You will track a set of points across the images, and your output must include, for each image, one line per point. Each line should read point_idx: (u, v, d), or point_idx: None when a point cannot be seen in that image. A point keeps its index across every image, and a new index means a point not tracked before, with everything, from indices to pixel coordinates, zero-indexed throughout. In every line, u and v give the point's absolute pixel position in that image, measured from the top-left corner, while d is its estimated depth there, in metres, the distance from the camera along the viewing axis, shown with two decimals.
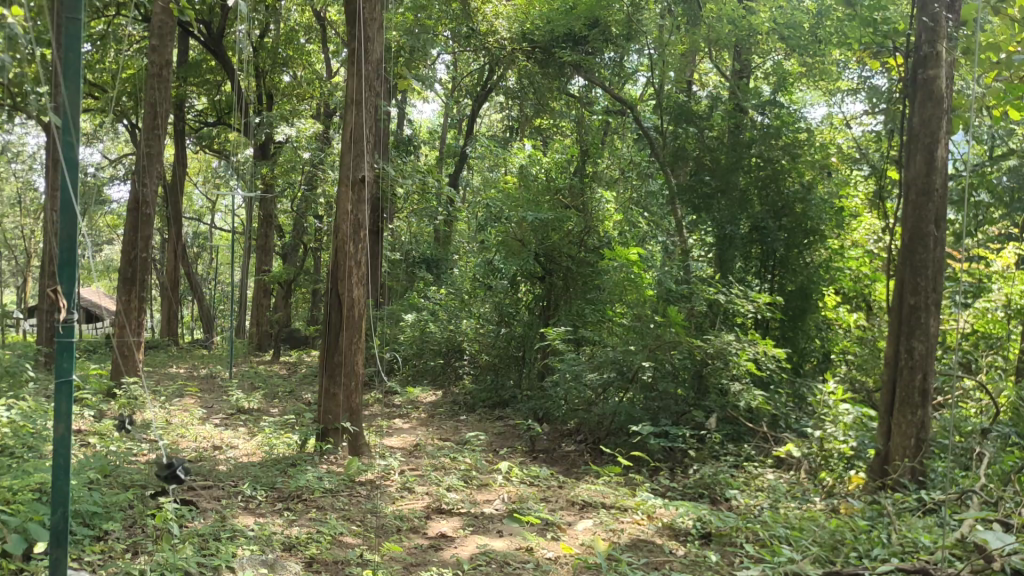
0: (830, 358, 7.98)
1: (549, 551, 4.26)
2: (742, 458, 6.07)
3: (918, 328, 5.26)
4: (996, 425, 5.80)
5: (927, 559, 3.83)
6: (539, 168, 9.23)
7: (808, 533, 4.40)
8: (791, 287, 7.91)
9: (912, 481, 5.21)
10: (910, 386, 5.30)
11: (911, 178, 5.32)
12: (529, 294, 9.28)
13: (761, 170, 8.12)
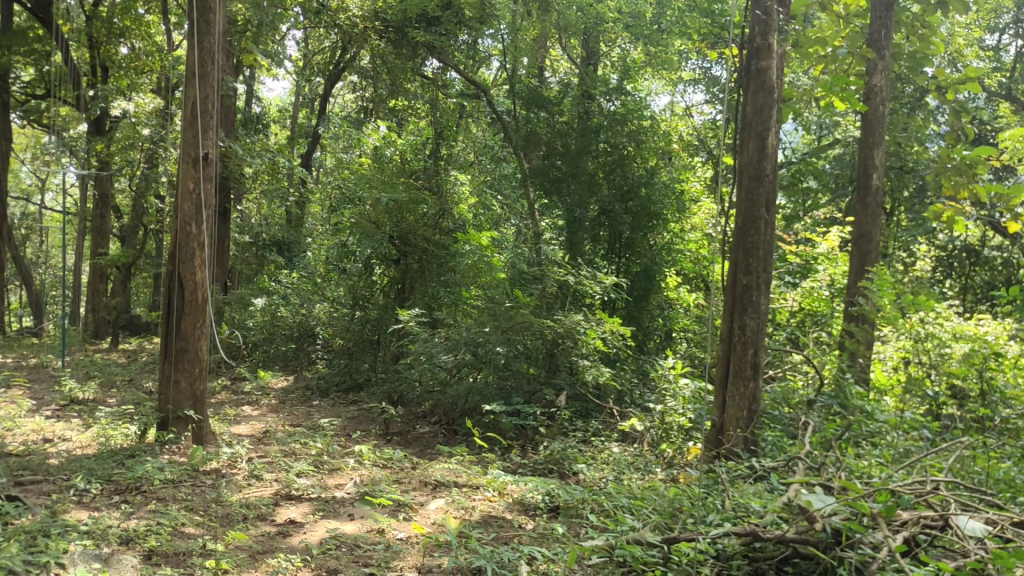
0: (672, 335, 8.35)
1: (400, 532, 4.27)
2: (589, 434, 6.31)
3: (749, 306, 5.60)
4: (821, 395, 6.26)
5: (756, 522, 4.09)
6: (393, 150, 9.13)
7: (649, 502, 4.61)
8: (636, 268, 8.26)
9: (745, 450, 5.54)
10: (743, 360, 5.63)
11: (744, 164, 5.65)
12: (384, 277, 9.19)
13: (608, 155, 8.34)
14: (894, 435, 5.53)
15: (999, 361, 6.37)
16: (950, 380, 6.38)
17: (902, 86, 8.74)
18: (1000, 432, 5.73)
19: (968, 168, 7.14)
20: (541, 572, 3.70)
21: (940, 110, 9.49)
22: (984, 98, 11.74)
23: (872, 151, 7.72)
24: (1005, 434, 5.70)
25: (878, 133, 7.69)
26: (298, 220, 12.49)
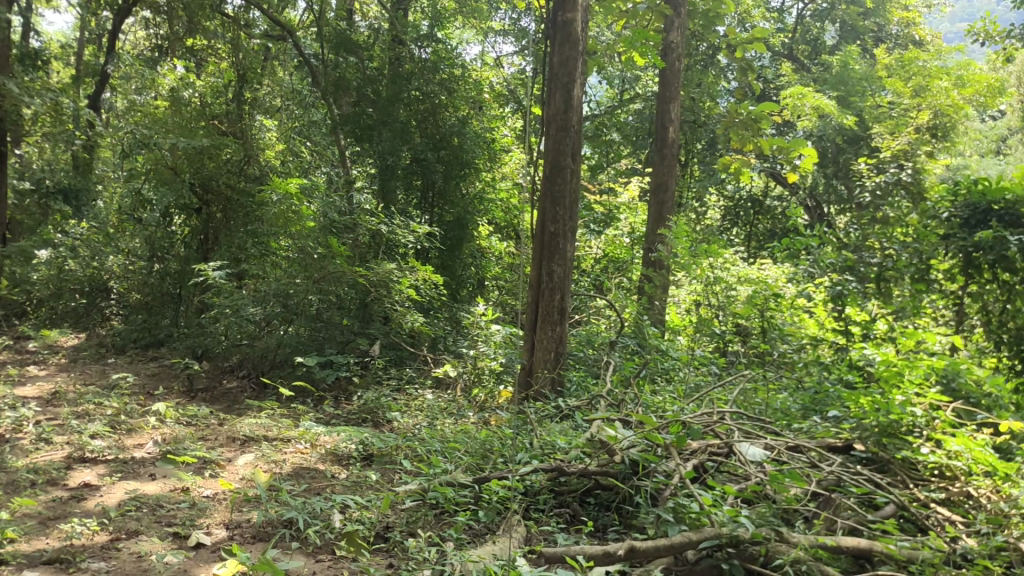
0: (484, 283, 8.79)
1: (206, 489, 4.15)
2: (403, 382, 6.35)
3: (557, 254, 5.80)
4: (621, 337, 6.61)
5: (562, 458, 4.30)
6: (192, 91, 8.58)
7: (462, 445, 4.72)
8: (449, 218, 8.36)
9: (552, 390, 5.77)
10: (550, 305, 5.85)
11: (551, 115, 5.79)
12: (185, 227, 8.77)
13: (420, 103, 8.32)
14: (686, 370, 6.02)
15: (778, 301, 6.85)
16: (735, 319, 7.00)
17: (697, 43, 9.21)
18: (778, 365, 6.30)
19: (752, 122, 7.66)
20: (354, 519, 3.71)
21: (730, 67, 10.10)
22: (769, 57, 12.57)
23: (669, 104, 8.12)
24: (782, 366, 6.25)
25: (673, 88, 8.10)
26: (86, 166, 11.59)
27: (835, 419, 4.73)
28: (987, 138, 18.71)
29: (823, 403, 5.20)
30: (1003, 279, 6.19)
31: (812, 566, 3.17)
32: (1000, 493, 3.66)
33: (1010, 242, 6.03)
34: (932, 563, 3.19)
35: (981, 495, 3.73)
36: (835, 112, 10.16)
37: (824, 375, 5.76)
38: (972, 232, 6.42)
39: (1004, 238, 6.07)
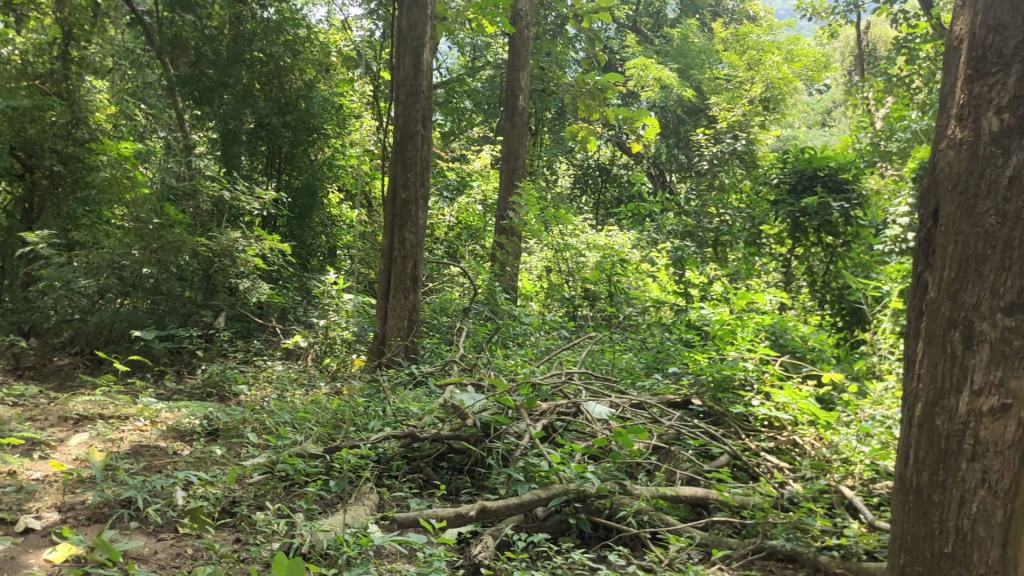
0: (334, 252, 8.70)
1: (35, 472, 3.89)
2: (251, 354, 6.18)
3: (409, 221, 5.77)
4: (475, 303, 6.66)
5: (415, 424, 4.30)
6: (10, 48, 7.64)
7: (312, 415, 4.62)
8: (297, 184, 8.20)
9: (406, 358, 5.75)
10: (403, 273, 5.82)
11: (400, 79, 5.71)
12: (6, 195, 7.86)
13: (263, 65, 7.93)
14: (537, 335, 6.18)
15: (625, 266, 7.21)
16: (585, 285, 7.14)
17: (546, 12, 9.33)
18: (624, 327, 6.59)
19: (598, 92, 7.82)
20: (199, 496, 3.57)
21: (578, 37, 10.28)
22: (614, 28, 12.82)
23: (518, 73, 8.17)
24: (628, 328, 6.55)
25: (524, 56, 8.16)
26: None
27: (674, 375, 4.95)
28: (812, 110, 19.94)
29: (665, 361, 5.45)
30: (826, 242, 6.69)
31: (653, 515, 3.44)
32: (822, 440, 3.99)
33: (833, 208, 6.49)
34: (763, 507, 3.42)
35: (805, 442, 4.04)
36: (677, 84, 10.56)
37: (666, 335, 6.07)
38: (799, 197, 6.87)
39: (828, 204, 6.54)
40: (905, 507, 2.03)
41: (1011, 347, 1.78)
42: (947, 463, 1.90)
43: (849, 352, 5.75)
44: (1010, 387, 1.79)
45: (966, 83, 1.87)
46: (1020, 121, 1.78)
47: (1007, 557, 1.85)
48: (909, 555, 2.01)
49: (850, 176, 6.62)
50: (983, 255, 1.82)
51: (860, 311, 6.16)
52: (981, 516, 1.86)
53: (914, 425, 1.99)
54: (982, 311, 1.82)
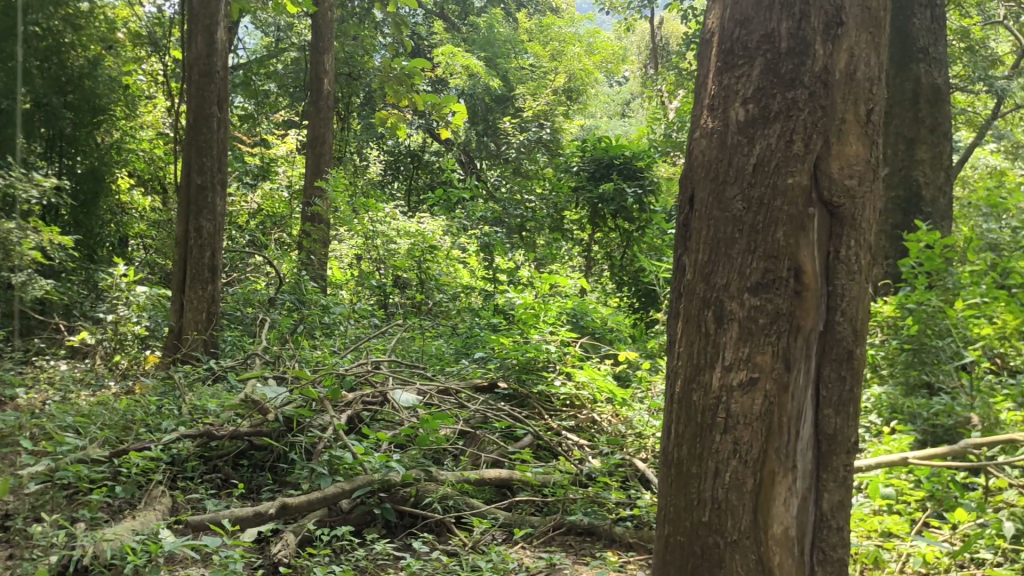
0: (127, 243, 8.22)
1: None
2: (30, 354, 5.67)
3: (205, 208, 5.49)
4: (280, 292, 6.46)
5: (212, 422, 4.08)
6: None
7: (96, 418, 4.25)
8: (81, 170, 7.56)
9: (205, 352, 5.47)
10: (200, 263, 5.52)
11: (192, 59, 5.39)
12: None
13: (41, 40, 7.17)
14: (346, 325, 6.08)
15: (435, 253, 7.16)
16: (395, 272, 7.03)
17: None
18: (435, 313, 6.62)
19: (406, 77, 7.65)
20: None
21: (385, 22, 10.13)
22: (421, 13, 12.74)
23: (322, 56, 7.95)
24: (439, 314, 6.59)
25: (327, 38, 7.94)
26: None
27: (480, 359, 5.01)
28: (611, 101, 20.80)
29: (472, 346, 5.53)
30: (623, 227, 7.02)
31: (458, 500, 3.47)
32: (619, 416, 4.22)
33: (627, 194, 6.82)
34: (563, 485, 3.56)
35: (603, 419, 4.25)
36: (484, 73, 10.69)
37: (475, 321, 6.14)
38: (597, 185, 7.13)
39: (622, 190, 6.85)
40: (668, 479, 1.87)
41: (757, 325, 1.70)
42: (702, 436, 1.77)
43: (645, 331, 6.07)
44: (757, 362, 1.71)
45: (715, 74, 1.80)
46: (763, 110, 1.72)
47: (758, 522, 1.72)
48: (670, 526, 1.85)
49: (643, 164, 6.96)
50: (735, 238, 1.74)
51: (655, 292, 6.41)
52: (733, 484, 1.73)
53: (675, 402, 1.86)
54: (731, 291, 1.73)
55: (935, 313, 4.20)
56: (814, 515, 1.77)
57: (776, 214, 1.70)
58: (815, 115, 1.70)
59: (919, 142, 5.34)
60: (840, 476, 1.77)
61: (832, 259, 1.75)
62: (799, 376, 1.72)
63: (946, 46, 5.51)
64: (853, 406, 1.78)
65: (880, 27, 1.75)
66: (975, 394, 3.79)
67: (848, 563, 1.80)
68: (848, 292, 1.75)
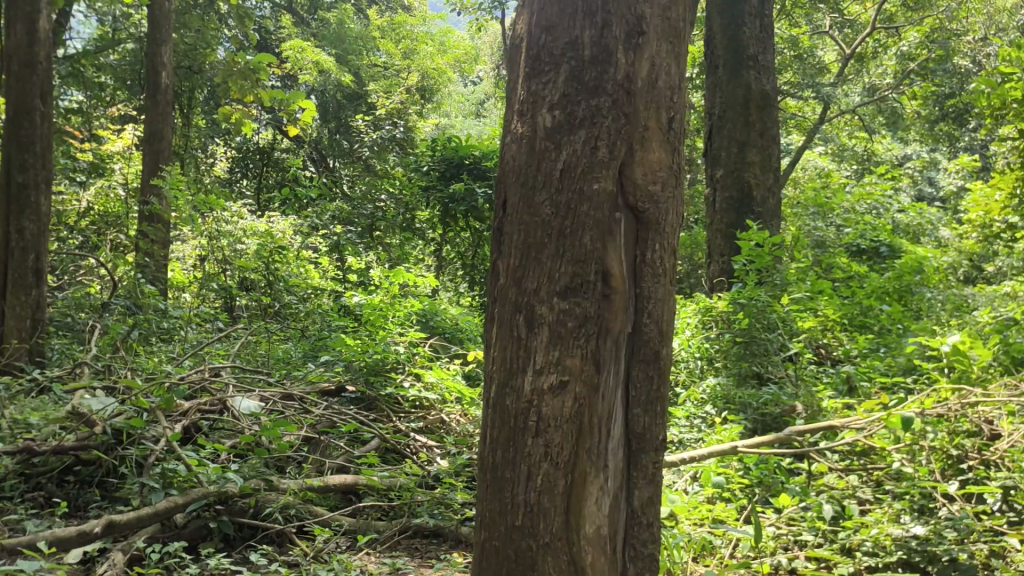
0: None
1: None
2: None
3: (27, 208, 5.09)
4: (115, 296, 6.09)
5: (33, 436, 3.79)
6: None
7: None
8: None
9: (29, 362, 5.08)
10: (22, 267, 5.12)
11: (10, 48, 5.02)
12: None
13: None
14: (188, 330, 5.84)
15: (283, 253, 6.96)
16: (241, 272, 6.76)
17: None
18: (283, 315, 6.45)
19: (251, 72, 7.38)
20: None
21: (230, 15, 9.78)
22: (269, 6, 12.35)
23: (160, 48, 7.60)
24: (288, 317, 6.41)
25: (166, 29, 7.59)
26: None
27: (326, 363, 4.88)
28: (465, 101, 20.84)
29: (321, 349, 5.41)
30: (474, 226, 7.05)
31: (300, 509, 3.38)
32: (467, 416, 4.26)
33: (478, 194, 6.85)
34: (409, 487, 3.53)
35: (452, 420, 4.27)
36: (334, 70, 10.50)
37: (325, 323, 6.01)
38: (447, 184, 7.13)
39: (473, 189, 6.88)
40: (482, 485, 1.82)
41: (566, 329, 1.70)
42: (514, 439, 1.74)
43: None
44: (567, 365, 1.71)
45: (523, 78, 1.79)
46: (570, 117, 1.72)
47: (570, 523, 1.70)
48: (484, 533, 1.80)
49: (492, 164, 7.02)
50: (545, 243, 1.73)
51: None
52: (545, 487, 1.71)
53: (488, 407, 1.82)
54: (541, 295, 1.72)
55: (763, 308, 4.46)
56: (625, 513, 1.79)
57: (583, 218, 1.72)
58: (619, 122, 1.72)
59: (751, 145, 5.61)
60: (648, 472, 1.80)
61: (638, 262, 1.79)
62: (609, 377, 1.75)
63: (774, 55, 5.82)
64: (658, 404, 1.83)
65: (680, 37, 1.81)
66: (800, 384, 4.04)
67: (657, 557, 1.84)
68: (653, 294, 1.79)
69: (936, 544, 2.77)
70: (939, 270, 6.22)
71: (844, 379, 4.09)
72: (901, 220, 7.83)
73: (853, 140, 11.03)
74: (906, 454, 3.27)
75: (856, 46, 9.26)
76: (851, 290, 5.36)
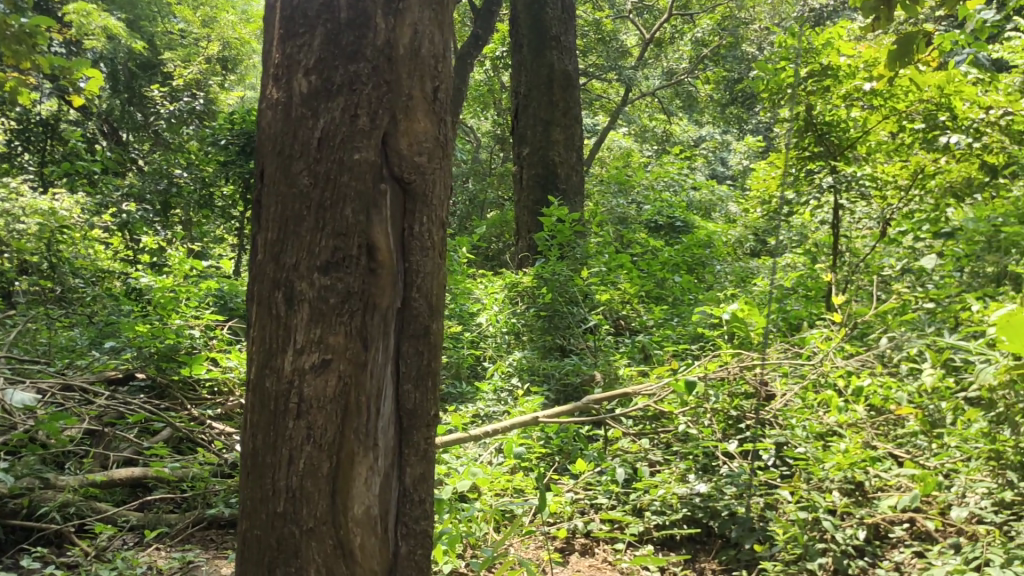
0: None
1: None
2: None
3: None
4: None
5: None
6: None
7: None
8: None
9: None
10: None
11: None
12: None
13: None
14: None
15: (69, 235, 6.35)
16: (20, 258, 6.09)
17: None
18: (68, 300, 5.96)
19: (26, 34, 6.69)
20: None
21: None
22: None
23: None
24: (73, 301, 5.94)
25: None
26: None
27: (112, 349, 4.47)
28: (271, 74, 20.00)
29: (108, 334, 5.04)
30: None
31: (81, 506, 3.12)
32: None
33: None
34: (203, 477, 3.37)
35: None
36: (125, 35, 9.76)
37: (115, 307, 5.61)
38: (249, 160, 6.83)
39: None
40: (244, 471, 1.73)
41: (327, 306, 1.61)
42: (275, 422, 1.65)
43: None
44: (330, 343, 1.62)
45: (276, 41, 1.65)
46: (326, 83, 1.61)
47: (336, 505, 1.64)
48: (248, 520, 1.71)
49: None
50: (303, 217, 1.62)
51: None
52: (307, 470, 1.63)
53: (249, 390, 1.72)
54: (300, 271, 1.62)
55: (565, 283, 4.62)
56: (396, 491, 1.77)
57: (344, 190, 1.62)
58: (380, 90, 1.63)
59: (555, 124, 5.74)
60: (421, 449, 1.78)
61: (407, 236, 1.74)
62: (376, 354, 1.68)
63: (575, 37, 5.97)
64: (429, 379, 1.80)
65: (443, 4, 1.75)
66: (598, 353, 4.22)
67: (430, 531, 1.83)
68: (421, 268, 1.75)
69: (716, 499, 3.02)
70: (727, 245, 6.65)
71: (639, 348, 4.31)
72: (695, 197, 8.32)
73: (653, 122, 11.54)
74: (692, 417, 3.45)
75: (654, 32, 9.69)
76: (647, 264, 5.66)
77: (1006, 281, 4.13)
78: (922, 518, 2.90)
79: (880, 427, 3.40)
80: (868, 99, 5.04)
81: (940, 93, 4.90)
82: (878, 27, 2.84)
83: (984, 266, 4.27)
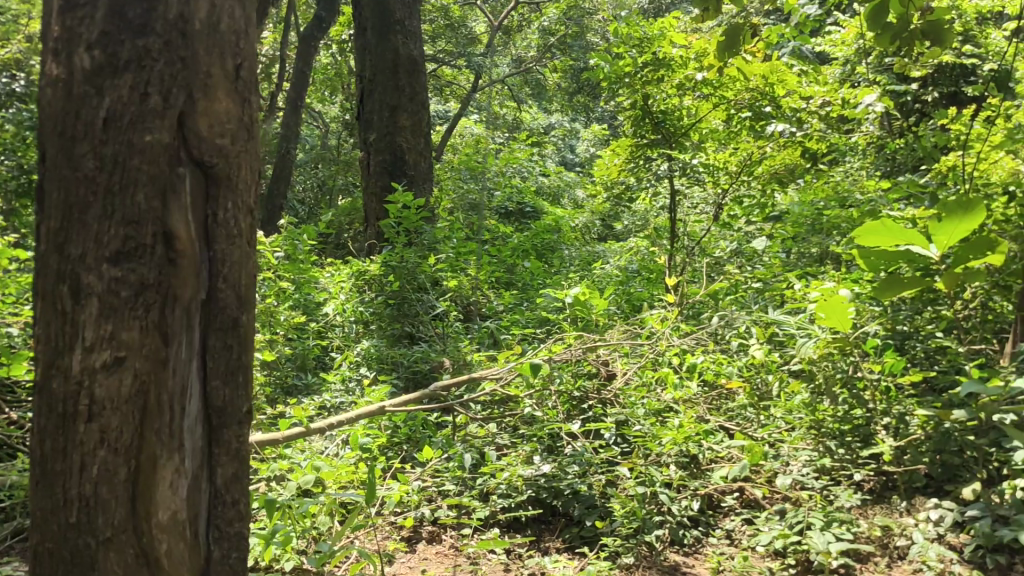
0: None
1: None
2: None
3: None
4: None
5: None
6: None
7: None
8: None
9: None
10: None
11: None
12: None
13: None
14: None
15: None
16: None
17: None
18: None
19: None
20: None
21: None
22: None
23: None
24: None
25: None
26: None
27: None
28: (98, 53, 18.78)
29: None
30: None
31: None
32: None
33: None
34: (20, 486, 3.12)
35: None
36: None
37: None
38: None
39: None
40: (32, 481, 1.56)
41: (118, 300, 1.47)
42: (63, 428, 1.49)
43: None
44: (123, 339, 1.48)
45: (54, 12, 1.47)
46: (110, 59, 1.45)
47: (136, 511, 1.52)
48: (36, 536, 1.55)
49: None
50: (89, 205, 1.46)
51: None
52: (102, 476, 1.49)
53: (34, 393, 1.54)
54: (87, 262, 1.46)
55: (412, 270, 4.57)
56: (206, 494, 1.66)
57: (134, 175, 1.47)
58: (173, 66, 1.50)
59: (401, 109, 5.66)
60: (232, 448, 1.69)
61: (211, 223, 1.62)
62: (178, 350, 1.57)
63: (419, 21, 5.90)
64: (239, 373, 1.70)
65: None
66: (447, 340, 4.22)
67: (244, 533, 1.74)
68: (228, 257, 1.64)
69: (560, 479, 3.09)
70: (574, 231, 6.80)
71: (488, 333, 4.37)
72: (543, 183, 8.48)
73: (503, 109, 11.62)
74: (537, 399, 3.48)
75: (502, 18, 9.77)
76: (496, 250, 5.72)
77: (827, 261, 4.47)
78: (751, 487, 3.08)
79: (713, 402, 3.57)
80: (700, 89, 5.22)
81: (766, 82, 5.18)
82: (707, 18, 2.94)
83: (809, 247, 4.59)
